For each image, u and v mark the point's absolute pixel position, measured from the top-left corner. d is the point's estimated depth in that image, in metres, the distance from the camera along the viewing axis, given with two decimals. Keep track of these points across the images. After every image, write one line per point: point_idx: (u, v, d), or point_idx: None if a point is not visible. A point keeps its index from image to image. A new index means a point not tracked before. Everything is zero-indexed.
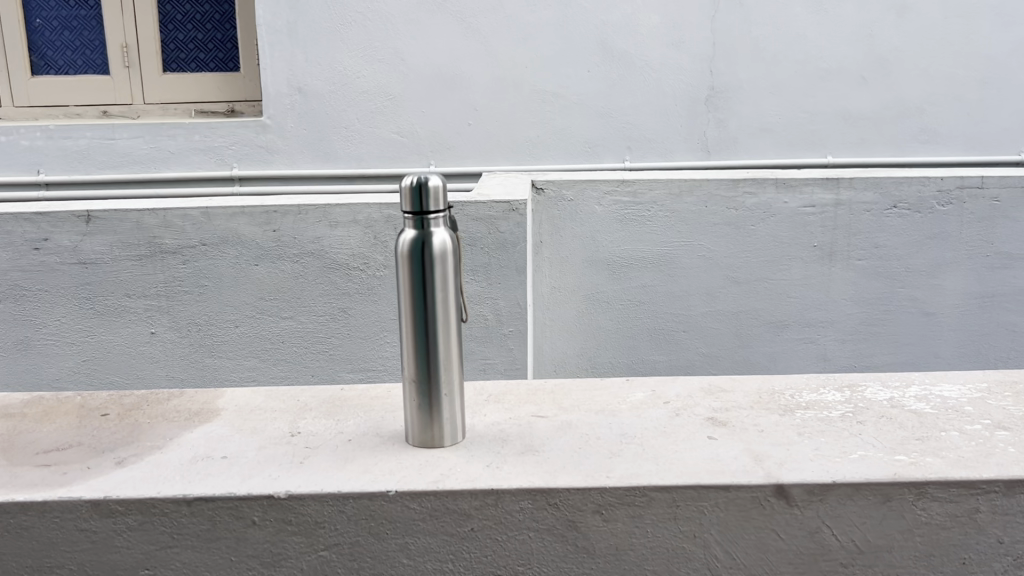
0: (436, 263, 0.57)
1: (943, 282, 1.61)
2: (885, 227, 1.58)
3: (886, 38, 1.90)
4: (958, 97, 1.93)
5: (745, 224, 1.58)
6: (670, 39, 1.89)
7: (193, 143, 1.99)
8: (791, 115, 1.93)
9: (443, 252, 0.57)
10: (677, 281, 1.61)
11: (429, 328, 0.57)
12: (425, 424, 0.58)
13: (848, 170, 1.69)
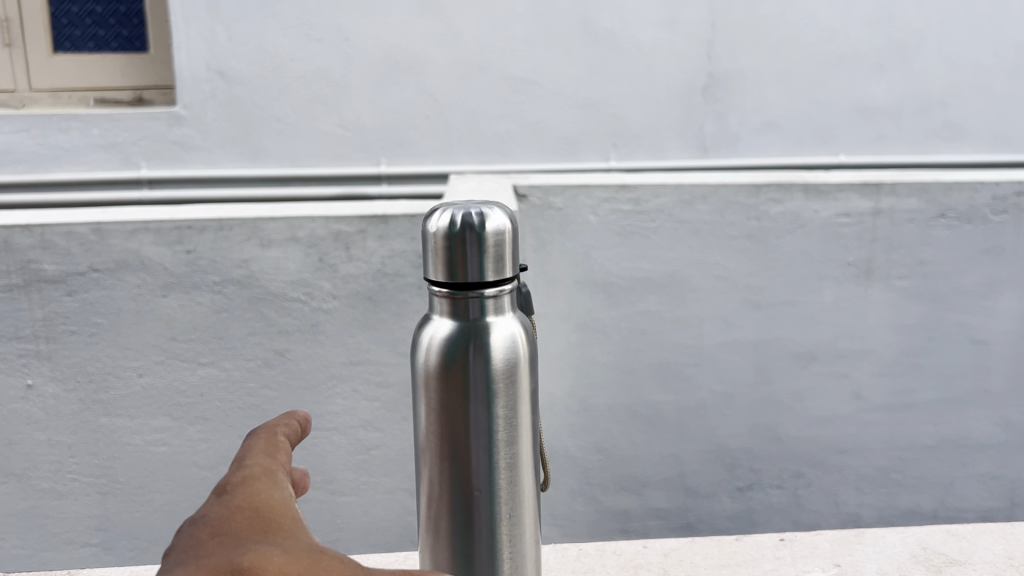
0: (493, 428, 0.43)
1: (995, 305, 1.36)
2: (931, 241, 1.33)
3: (907, 18, 1.65)
4: (987, 87, 1.70)
5: (768, 239, 1.32)
6: (664, 18, 1.62)
7: (91, 137, 1.62)
8: (799, 107, 1.68)
9: (504, 361, 0.43)
10: (687, 305, 1.34)
11: (480, 483, 0.43)
12: None
13: (877, 172, 1.44)
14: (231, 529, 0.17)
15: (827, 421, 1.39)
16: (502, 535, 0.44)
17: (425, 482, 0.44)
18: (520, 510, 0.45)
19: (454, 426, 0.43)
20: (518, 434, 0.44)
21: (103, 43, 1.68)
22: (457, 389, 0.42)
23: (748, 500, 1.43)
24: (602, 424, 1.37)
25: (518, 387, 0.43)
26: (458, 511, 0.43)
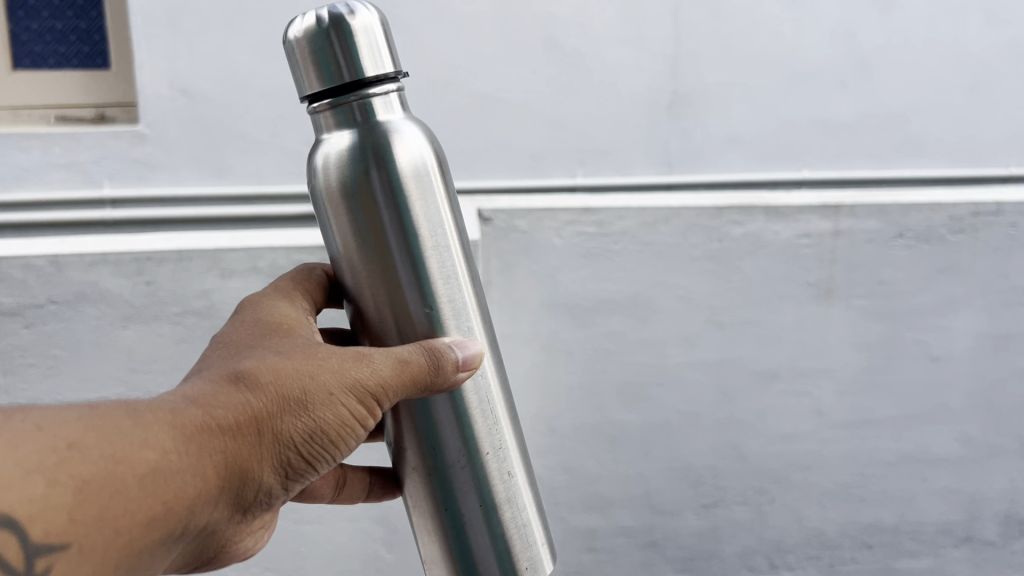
0: (404, 193, 0.59)
1: (953, 322, 1.39)
2: (891, 260, 1.35)
3: (869, 36, 1.67)
4: (947, 102, 1.72)
5: (730, 259, 1.33)
6: (628, 37, 1.62)
7: (51, 157, 1.58)
8: (761, 123, 1.69)
9: (408, 164, 0.59)
10: (651, 326, 1.34)
11: (406, 246, 0.60)
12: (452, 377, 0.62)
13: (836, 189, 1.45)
14: (250, 347, 0.60)
15: (789, 438, 1.41)
16: (444, 314, 0.62)
17: (359, 290, 0.62)
18: (451, 289, 0.62)
19: (367, 222, 0.59)
20: (438, 232, 0.61)
21: (64, 59, 1.64)
22: (366, 192, 0.59)
23: (712, 516, 1.44)
24: (568, 443, 1.38)
25: (417, 183, 0.60)
26: (397, 292, 0.61)
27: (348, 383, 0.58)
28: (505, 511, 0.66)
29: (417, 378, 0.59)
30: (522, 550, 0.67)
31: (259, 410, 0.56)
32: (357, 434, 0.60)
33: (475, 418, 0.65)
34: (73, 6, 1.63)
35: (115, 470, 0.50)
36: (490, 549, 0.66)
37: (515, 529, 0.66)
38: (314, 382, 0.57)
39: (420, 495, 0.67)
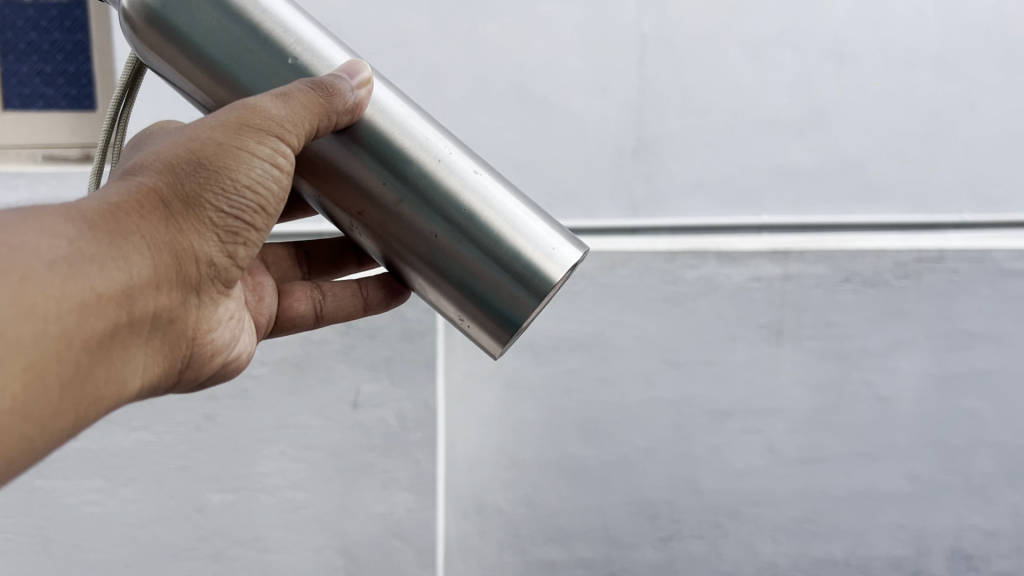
0: None
1: (899, 365, 1.45)
2: (839, 304, 1.41)
3: (827, 88, 1.73)
4: (902, 150, 1.79)
5: (685, 301, 1.39)
6: (594, 88, 1.70)
7: (37, 195, 1.62)
8: (723, 169, 1.76)
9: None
10: (610, 365, 1.40)
11: (243, 20, 0.55)
12: (354, 106, 0.57)
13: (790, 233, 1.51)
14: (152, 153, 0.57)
15: (743, 474, 1.47)
16: (317, 67, 0.58)
17: (227, 98, 0.58)
18: (307, 43, 0.58)
19: (192, 29, 0.55)
20: (269, 4, 0.56)
21: (53, 101, 1.70)
22: (174, 4, 0.54)
23: (669, 549, 1.50)
24: (529, 477, 1.43)
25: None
26: (257, 67, 0.56)
27: (242, 124, 0.54)
28: (499, 227, 0.60)
29: (313, 107, 0.54)
30: (537, 255, 0.60)
31: (154, 189, 0.52)
32: (278, 182, 0.58)
33: (414, 155, 0.59)
34: (63, 50, 1.68)
35: (31, 263, 0.45)
36: (500, 274, 0.60)
37: (518, 236, 0.60)
38: (202, 142, 0.54)
39: (411, 264, 0.63)
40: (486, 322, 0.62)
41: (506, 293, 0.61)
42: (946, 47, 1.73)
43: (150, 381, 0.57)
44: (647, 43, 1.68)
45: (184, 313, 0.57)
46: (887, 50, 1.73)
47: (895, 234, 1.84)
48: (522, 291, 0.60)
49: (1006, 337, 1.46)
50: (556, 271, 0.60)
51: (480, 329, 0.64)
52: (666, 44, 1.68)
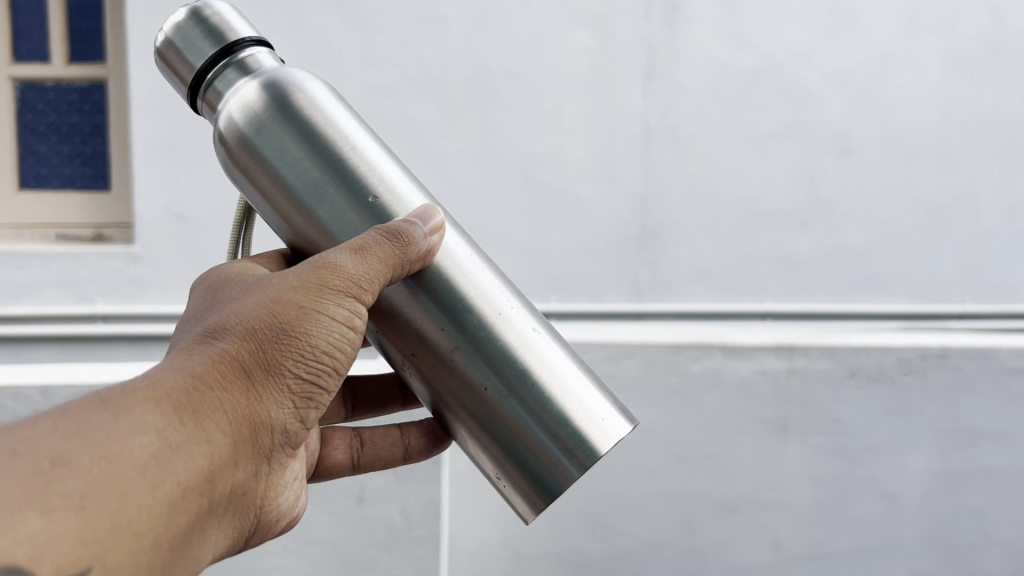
0: (307, 112, 0.50)
1: (905, 461, 1.46)
2: (844, 398, 1.42)
3: (829, 180, 1.70)
4: (904, 241, 1.76)
5: (690, 394, 1.39)
6: (601, 176, 1.65)
7: (48, 274, 1.61)
8: (727, 258, 1.71)
9: (297, 93, 0.51)
10: (615, 458, 1.40)
11: (324, 158, 0.50)
12: (426, 256, 0.49)
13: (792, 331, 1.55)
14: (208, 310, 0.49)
15: (749, 569, 1.45)
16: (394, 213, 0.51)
17: (301, 228, 0.51)
18: (391, 184, 0.51)
19: (272, 153, 0.50)
20: (357, 142, 0.51)
21: (67, 181, 1.72)
22: (260, 129, 0.50)
23: None
24: (532, 570, 1.42)
25: (315, 103, 0.51)
26: (333, 208, 0.50)
27: (321, 286, 0.46)
28: (551, 388, 0.50)
29: (390, 261, 0.47)
30: (588, 424, 0.50)
31: (234, 358, 0.44)
32: (354, 349, 0.49)
33: (473, 301, 0.50)
34: (80, 133, 1.71)
35: (111, 476, 0.37)
36: (547, 441, 0.50)
37: (571, 403, 0.50)
38: (280, 303, 0.46)
39: (454, 416, 0.52)
40: (525, 497, 0.51)
41: (549, 469, 0.50)
42: (943, 142, 1.71)
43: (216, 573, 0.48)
44: (651, 134, 1.64)
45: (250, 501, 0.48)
46: (887, 143, 1.70)
47: (899, 325, 1.78)
48: (565, 462, 0.49)
49: (1008, 435, 1.47)
50: (604, 443, 0.49)
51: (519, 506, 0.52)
52: (671, 135, 1.65)
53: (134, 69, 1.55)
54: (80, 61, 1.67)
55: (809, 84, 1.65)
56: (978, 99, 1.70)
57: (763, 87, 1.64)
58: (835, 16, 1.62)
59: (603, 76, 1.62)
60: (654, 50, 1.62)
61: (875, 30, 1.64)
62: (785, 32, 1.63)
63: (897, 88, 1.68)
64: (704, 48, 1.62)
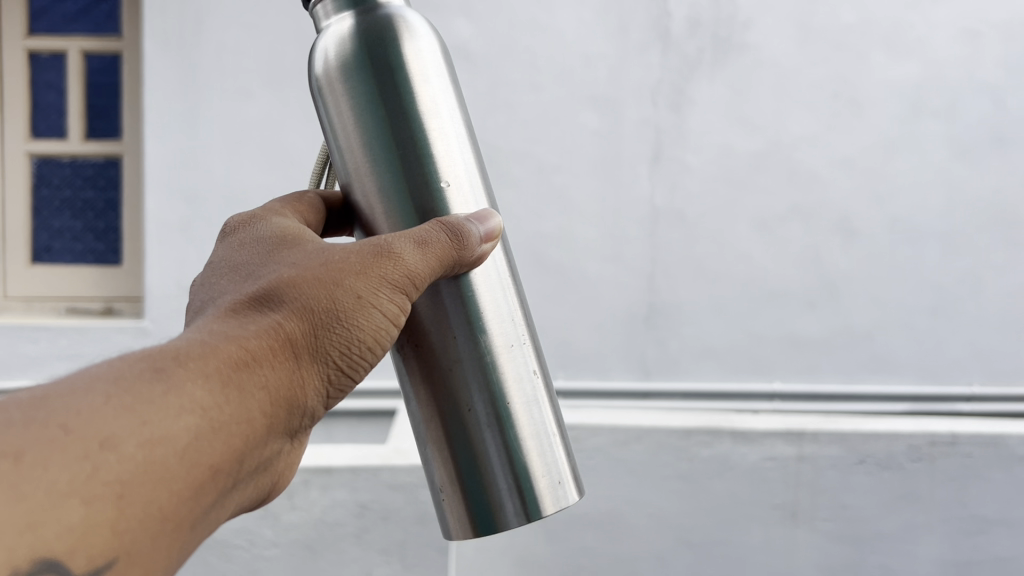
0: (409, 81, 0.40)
1: (916, 549, 1.47)
2: (853, 485, 1.47)
3: (834, 262, 1.67)
4: (910, 323, 1.71)
5: (700, 478, 1.45)
6: (608, 254, 1.64)
7: (58, 348, 1.60)
8: (732, 337, 1.68)
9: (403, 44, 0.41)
10: (622, 543, 1.44)
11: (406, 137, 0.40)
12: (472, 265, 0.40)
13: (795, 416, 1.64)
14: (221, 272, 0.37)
15: None
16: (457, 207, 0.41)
17: (355, 193, 0.42)
18: (464, 179, 0.41)
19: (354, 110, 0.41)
20: (446, 125, 0.41)
21: (80, 256, 1.73)
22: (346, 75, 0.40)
23: None
24: None
25: (418, 60, 0.41)
26: (394, 189, 0.41)
27: (381, 274, 0.36)
28: (528, 445, 0.42)
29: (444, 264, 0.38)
30: (549, 499, 0.42)
31: (286, 336, 0.33)
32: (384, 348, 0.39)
33: (489, 324, 0.41)
34: (94, 209, 1.72)
35: (150, 465, 0.26)
36: (509, 499, 0.42)
37: (540, 470, 0.42)
38: (336, 282, 0.35)
39: (423, 430, 0.43)
40: (461, 531, 0.42)
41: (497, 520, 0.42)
42: (950, 225, 1.67)
43: None
44: (658, 215, 1.63)
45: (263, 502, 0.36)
46: (892, 224, 1.66)
47: (906, 408, 1.72)
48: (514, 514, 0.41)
49: (1018, 523, 1.48)
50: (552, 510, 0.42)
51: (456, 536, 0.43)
52: (678, 217, 1.63)
53: (149, 147, 1.53)
54: (98, 137, 1.70)
55: (813, 166, 1.62)
56: (980, 183, 1.65)
57: (769, 169, 1.62)
58: (839, 101, 1.61)
59: (612, 158, 1.61)
60: (660, 134, 1.60)
61: (878, 114, 1.62)
62: (788, 116, 1.61)
63: (898, 172, 1.64)
64: (710, 130, 1.60)
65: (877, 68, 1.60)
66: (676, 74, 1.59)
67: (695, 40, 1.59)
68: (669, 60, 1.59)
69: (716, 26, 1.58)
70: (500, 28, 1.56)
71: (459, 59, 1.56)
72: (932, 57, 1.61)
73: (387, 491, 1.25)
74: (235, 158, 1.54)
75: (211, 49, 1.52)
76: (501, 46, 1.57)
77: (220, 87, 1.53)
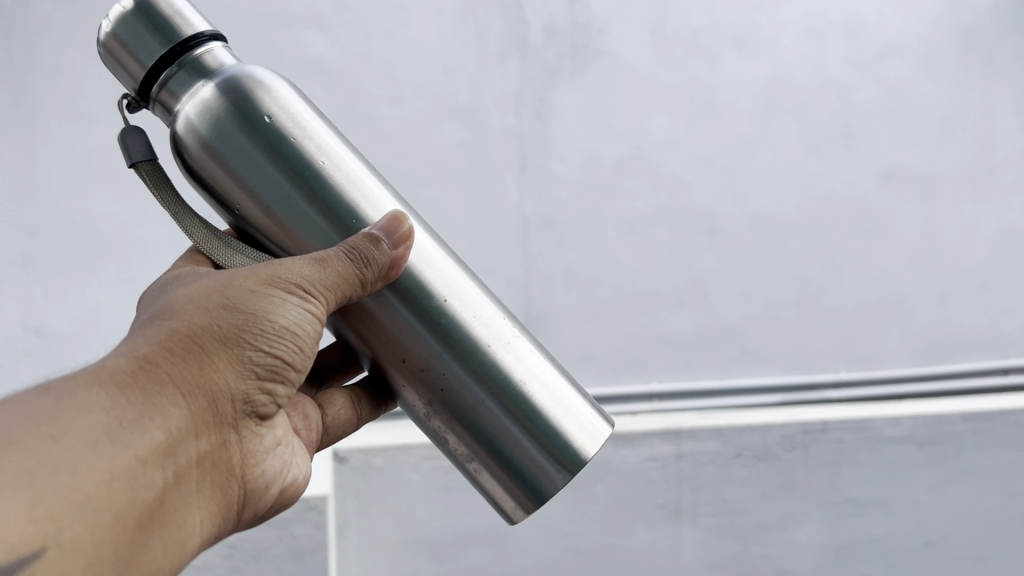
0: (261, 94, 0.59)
1: (797, 536, 1.71)
2: (732, 479, 1.67)
3: (701, 261, 1.69)
4: (777, 315, 1.74)
5: (582, 486, 1.60)
6: (480, 265, 1.61)
7: None
8: (610, 342, 1.68)
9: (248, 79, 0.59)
10: (510, 555, 1.60)
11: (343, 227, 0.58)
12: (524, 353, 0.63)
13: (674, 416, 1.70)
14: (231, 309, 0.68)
15: None
16: (417, 269, 0.60)
17: (251, 212, 0.59)
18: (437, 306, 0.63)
19: (236, 156, 0.58)
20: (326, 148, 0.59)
21: None
22: (224, 134, 0.58)
23: None
24: None
25: (276, 107, 0.58)
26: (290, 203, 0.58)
27: (270, 279, 0.54)
28: (541, 399, 0.61)
29: (340, 278, 0.55)
30: (580, 434, 0.61)
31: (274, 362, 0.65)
32: (312, 327, 0.56)
33: (472, 329, 0.60)
34: None
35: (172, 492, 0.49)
36: (543, 450, 0.60)
37: (572, 423, 0.61)
38: (234, 288, 0.54)
39: (450, 433, 0.62)
40: (506, 491, 0.62)
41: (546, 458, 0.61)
42: (808, 217, 1.71)
43: (208, 531, 0.53)
44: (527, 223, 1.62)
45: (215, 478, 0.53)
46: (755, 222, 1.69)
47: (778, 398, 1.74)
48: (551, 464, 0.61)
49: (885, 502, 1.74)
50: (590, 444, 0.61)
51: (511, 506, 0.63)
52: (547, 224, 1.62)
53: None
54: None
55: (674, 169, 1.64)
56: (833, 175, 1.71)
57: (632, 174, 1.63)
58: (695, 104, 1.63)
59: (477, 168, 1.58)
60: (524, 143, 1.60)
61: (733, 115, 1.65)
62: (648, 118, 1.62)
63: (757, 170, 1.67)
64: (574, 138, 1.61)
65: (731, 71, 1.63)
66: (537, 83, 1.58)
67: (552, 48, 1.58)
68: (529, 69, 1.58)
69: (573, 34, 1.58)
70: (354, 40, 1.51)
71: (317, 73, 1.50)
72: (780, 58, 1.65)
73: (260, 529, 1.34)
74: (77, 186, 1.45)
75: (45, 73, 1.42)
76: (357, 59, 1.52)
77: (57, 113, 1.43)
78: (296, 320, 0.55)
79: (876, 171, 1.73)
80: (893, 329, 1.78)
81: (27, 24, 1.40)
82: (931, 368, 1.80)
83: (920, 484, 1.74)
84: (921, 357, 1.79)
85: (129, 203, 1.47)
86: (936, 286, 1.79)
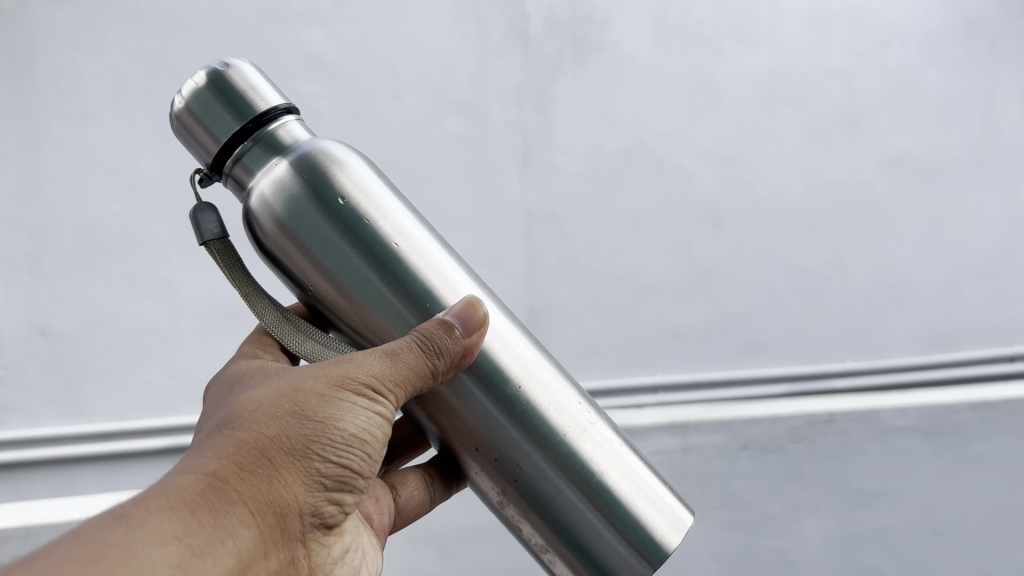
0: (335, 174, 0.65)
1: (803, 527, 1.71)
2: (739, 471, 1.67)
3: (705, 252, 1.69)
4: (782, 306, 1.73)
5: None
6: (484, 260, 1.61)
7: None
8: (616, 335, 1.67)
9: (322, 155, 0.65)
10: (518, 549, 1.61)
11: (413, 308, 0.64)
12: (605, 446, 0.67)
13: (677, 407, 1.70)
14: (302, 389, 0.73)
15: None
16: (495, 355, 0.65)
17: (324, 289, 0.65)
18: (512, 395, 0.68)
19: (313, 237, 0.63)
20: (391, 222, 0.65)
21: None
22: (300, 215, 0.63)
23: None
24: None
25: (350, 182, 0.65)
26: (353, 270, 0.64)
27: (341, 379, 0.59)
28: (619, 485, 0.65)
29: (411, 368, 0.60)
30: (661, 523, 0.65)
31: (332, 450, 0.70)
32: (380, 428, 0.61)
33: (551, 415, 0.65)
34: None
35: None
36: (624, 543, 0.64)
37: (653, 511, 0.65)
38: (305, 391, 0.58)
39: (525, 521, 0.67)
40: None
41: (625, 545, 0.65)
42: (811, 207, 1.70)
43: None
44: (531, 218, 1.62)
45: None
46: (759, 212, 1.69)
47: (783, 389, 1.73)
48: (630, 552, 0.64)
49: (893, 493, 1.73)
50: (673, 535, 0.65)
51: None
52: (550, 218, 1.62)
53: None
54: None
55: (677, 161, 1.64)
56: (837, 165, 1.70)
57: (635, 167, 1.63)
58: (698, 94, 1.63)
59: (479, 162, 1.58)
60: (527, 137, 1.60)
61: (736, 106, 1.64)
62: (650, 110, 1.62)
63: (761, 160, 1.67)
64: (578, 131, 1.60)
65: (733, 61, 1.63)
66: (539, 76, 1.58)
67: (554, 41, 1.57)
68: (530, 62, 1.57)
69: (574, 26, 1.57)
70: (355, 36, 1.50)
71: (318, 71, 1.50)
72: (782, 47, 1.64)
73: None
74: (81, 187, 1.44)
75: (48, 73, 1.41)
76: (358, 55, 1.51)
77: (59, 113, 1.42)
78: (365, 423, 0.60)
79: (880, 159, 1.72)
80: (899, 317, 1.78)
81: (27, 24, 1.38)
82: (935, 355, 1.80)
83: (925, 474, 1.75)
84: (925, 344, 1.79)
85: (133, 204, 1.47)
86: (941, 274, 1.79)
